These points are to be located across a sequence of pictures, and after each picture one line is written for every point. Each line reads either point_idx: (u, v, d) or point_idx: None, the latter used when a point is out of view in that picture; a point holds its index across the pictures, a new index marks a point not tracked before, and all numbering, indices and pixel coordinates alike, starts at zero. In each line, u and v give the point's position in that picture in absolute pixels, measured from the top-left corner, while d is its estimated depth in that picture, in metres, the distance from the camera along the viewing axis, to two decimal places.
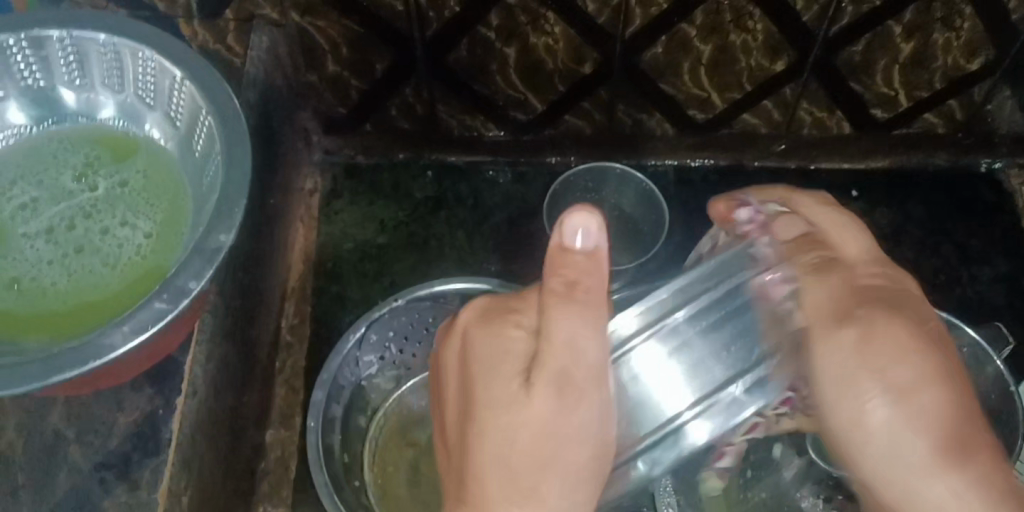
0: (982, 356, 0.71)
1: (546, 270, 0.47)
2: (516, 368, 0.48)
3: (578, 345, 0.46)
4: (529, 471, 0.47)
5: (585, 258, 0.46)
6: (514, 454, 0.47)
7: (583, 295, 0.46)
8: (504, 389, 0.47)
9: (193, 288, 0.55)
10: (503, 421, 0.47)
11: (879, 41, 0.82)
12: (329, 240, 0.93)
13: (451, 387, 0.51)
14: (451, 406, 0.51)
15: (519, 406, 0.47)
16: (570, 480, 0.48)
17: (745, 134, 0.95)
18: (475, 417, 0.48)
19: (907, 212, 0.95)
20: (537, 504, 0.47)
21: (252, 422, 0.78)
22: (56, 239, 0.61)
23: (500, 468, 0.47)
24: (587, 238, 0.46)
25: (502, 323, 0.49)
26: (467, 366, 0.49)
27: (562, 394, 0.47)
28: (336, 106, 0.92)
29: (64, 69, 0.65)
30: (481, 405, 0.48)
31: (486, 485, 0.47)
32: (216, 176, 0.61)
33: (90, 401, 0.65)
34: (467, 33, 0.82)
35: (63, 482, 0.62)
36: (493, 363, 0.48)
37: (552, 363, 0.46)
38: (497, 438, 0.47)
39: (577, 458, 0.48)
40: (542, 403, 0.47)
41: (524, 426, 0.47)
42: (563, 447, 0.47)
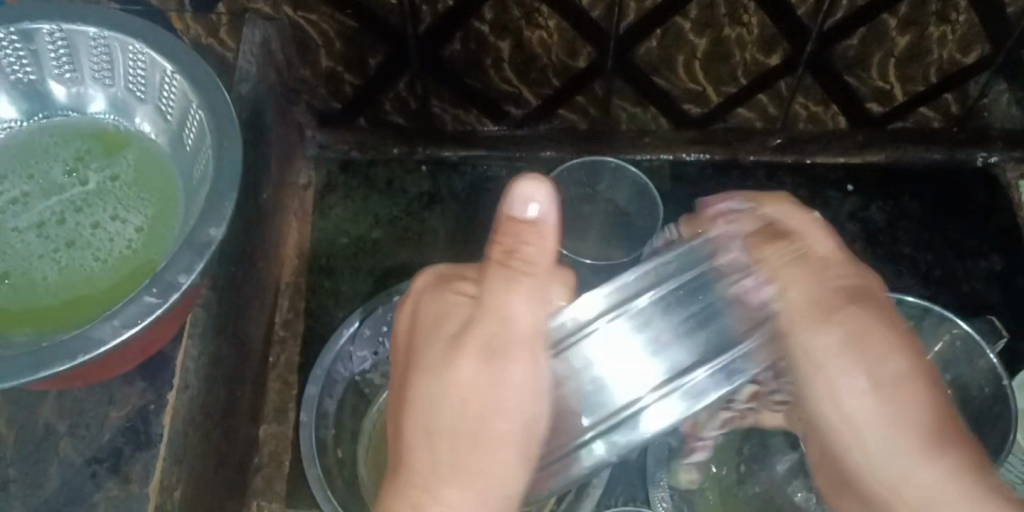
0: (976, 350, 0.70)
1: (492, 237, 0.47)
2: (452, 335, 0.51)
3: (506, 317, 0.49)
4: (454, 435, 0.50)
5: (530, 227, 0.46)
6: (443, 419, 0.50)
7: (520, 263, 0.47)
8: (439, 355, 0.50)
9: (183, 282, 0.55)
10: (434, 385, 0.50)
11: (874, 35, 0.82)
12: (323, 234, 0.93)
13: (401, 352, 0.55)
14: (397, 369, 0.55)
15: (449, 374, 0.50)
16: (499, 448, 0.50)
17: (740, 127, 0.95)
18: (412, 383, 0.51)
19: (903, 207, 0.95)
20: (466, 470, 0.50)
21: (245, 417, 0.78)
22: (47, 233, 0.61)
23: (428, 433, 0.50)
24: (535, 208, 0.45)
25: (447, 291, 0.52)
26: (415, 331, 0.53)
27: (490, 363, 0.49)
28: (330, 101, 0.92)
29: (54, 62, 0.65)
30: (418, 372, 0.51)
31: (414, 450, 0.51)
32: (206, 170, 0.60)
33: (82, 395, 0.65)
34: (460, 27, 0.82)
35: (54, 477, 0.62)
36: (433, 334, 0.51)
37: (480, 333, 0.49)
38: (429, 402, 0.50)
39: (502, 429, 0.50)
40: (469, 369, 0.50)
41: (451, 392, 0.50)
42: (491, 415, 0.50)
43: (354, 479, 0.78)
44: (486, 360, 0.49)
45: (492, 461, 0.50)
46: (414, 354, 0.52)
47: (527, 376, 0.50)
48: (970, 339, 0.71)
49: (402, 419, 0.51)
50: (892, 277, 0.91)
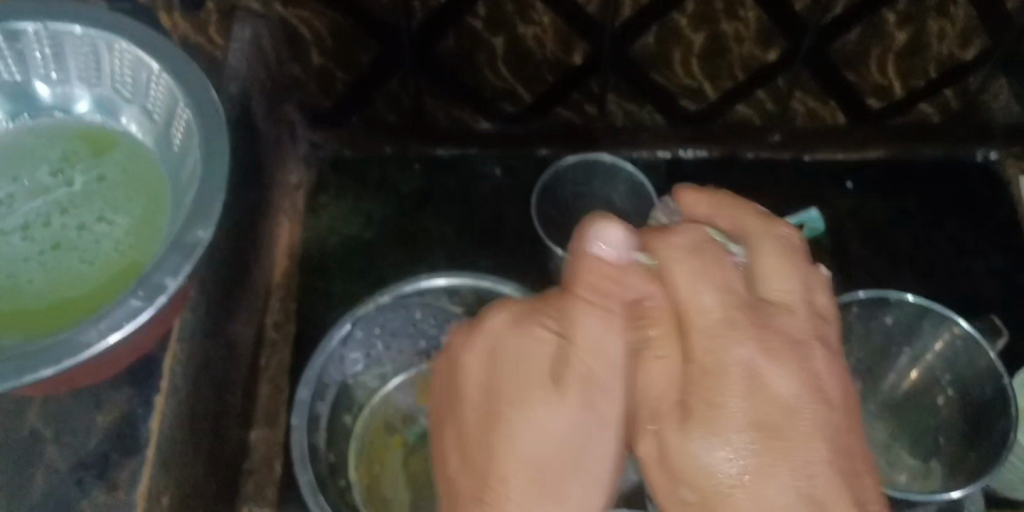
0: (977, 349, 0.69)
1: (573, 277, 0.46)
2: (545, 370, 0.45)
3: (604, 349, 0.44)
4: (553, 477, 0.43)
5: (615, 267, 0.45)
6: (537, 461, 0.43)
7: (603, 298, 0.45)
8: (536, 392, 0.44)
9: (170, 284, 0.53)
10: (532, 420, 0.43)
11: (872, 29, 0.81)
12: (315, 234, 0.92)
13: (470, 391, 0.46)
14: (466, 413, 0.46)
15: (552, 408, 0.43)
16: (595, 494, 0.43)
17: (737, 124, 0.93)
18: (501, 416, 0.44)
19: (902, 204, 0.94)
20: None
21: (236, 421, 0.77)
22: (32, 235, 0.60)
23: (528, 472, 0.42)
24: (612, 246, 0.45)
25: (530, 325, 0.46)
26: (494, 365, 0.46)
27: (590, 399, 0.44)
28: (322, 99, 0.91)
29: (39, 62, 0.64)
30: (510, 405, 0.44)
31: (506, 493, 0.42)
32: (193, 171, 0.59)
33: (67, 400, 0.63)
34: (453, 23, 0.81)
35: (38, 485, 0.60)
36: (519, 374, 0.45)
37: (582, 366, 0.44)
38: (524, 440, 0.43)
39: (595, 470, 0.44)
40: (570, 406, 0.43)
41: (551, 430, 0.43)
42: (591, 457, 0.43)
43: (347, 483, 0.76)
44: (584, 391, 0.44)
45: (585, 506, 0.43)
46: (495, 388, 0.45)
47: (617, 409, 0.44)
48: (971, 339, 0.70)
49: (491, 462, 0.43)
50: (892, 274, 0.90)
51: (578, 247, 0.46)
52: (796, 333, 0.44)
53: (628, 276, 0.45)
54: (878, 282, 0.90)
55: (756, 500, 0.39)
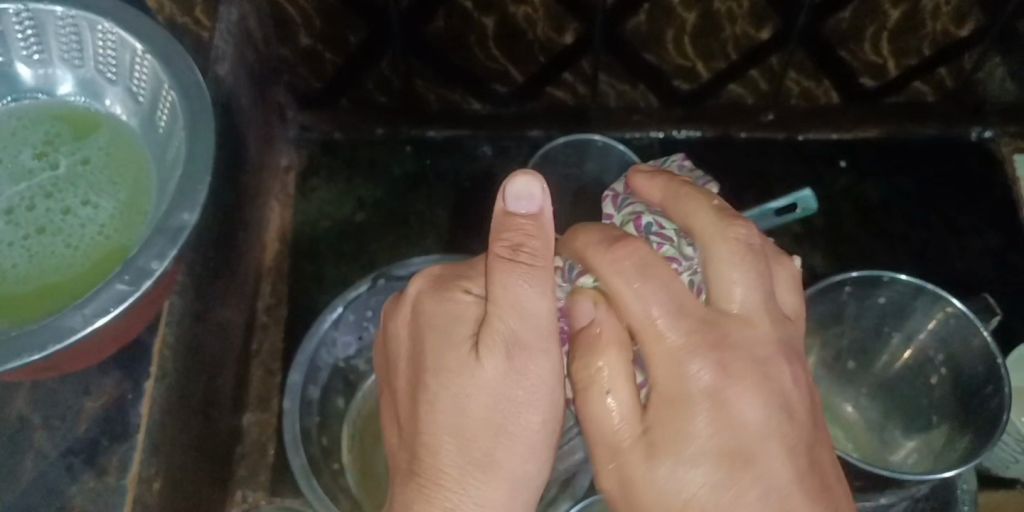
0: (970, 328, 0.69)
1: (492, 234, 0.47)
2: (465, 333, 0.47)
3: (523, 305, 0.45)
4: (479, 438, 0.46)
5: (530, 221, 0.46)
6: (464, 422, 0.46)
7: (527, 258, 0.46)
8: (455, 354, 0.46)
9: (156, 268, 0.53)
10: (452, 386, 0.46)
11: (867, 8, 0.80)
12: (306, 217, 0.91)
13: (403, 361, 0.50)
14: (404, 380, 0.50)
15: (470, 370, 0.46)
16: (522, 449, 0.47)
17: (731, 104, 0.93)
18: (425, 383, 0.47)
19: (896, 183, 0.93)
20: (492, 474, 0.46)
21: (227, 405, 0.77)
22: (15, 219, 0.59)
23: (452, 438, 0.46)
24: (529, 201, 0.46)
25: (452, 288, 0.49)
26: (418, 329, 0.48)
27: (511, 356, 0.46)
28: (311, 80, 0.90)
29: (21, 43, 0.63)
30: (431, 373, 0.47)
31: (441, 456, 0.46)
32: (179, 153, 0.58)
33: (56, 385, 0.63)
34: (442, 4, 0.80)
35: (29, 469, 0.59)
36: (443, 337, 0.47)
37: (500, 322, 0.45)
38: (446, 404, 0.46)
39: (526, 428, 0.47)
40: (490, 366, 0.46)
41: (476, 391, 0.46)
42: (517, 412, 0.46)
43: (339, 467, 0.76)
44: (510, 352, 0.46)
45: (521, 463, 0.47)
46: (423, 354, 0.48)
47: (547, 370, 0.47)
48: (964, 317, 0.69)
49: (423, 427, 0.47)
50: (886, 255, 0.90)
51: (495, 206, 0.47)
52: (777, 381, 0.46)
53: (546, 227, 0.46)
54: (872, 262, 0.90)
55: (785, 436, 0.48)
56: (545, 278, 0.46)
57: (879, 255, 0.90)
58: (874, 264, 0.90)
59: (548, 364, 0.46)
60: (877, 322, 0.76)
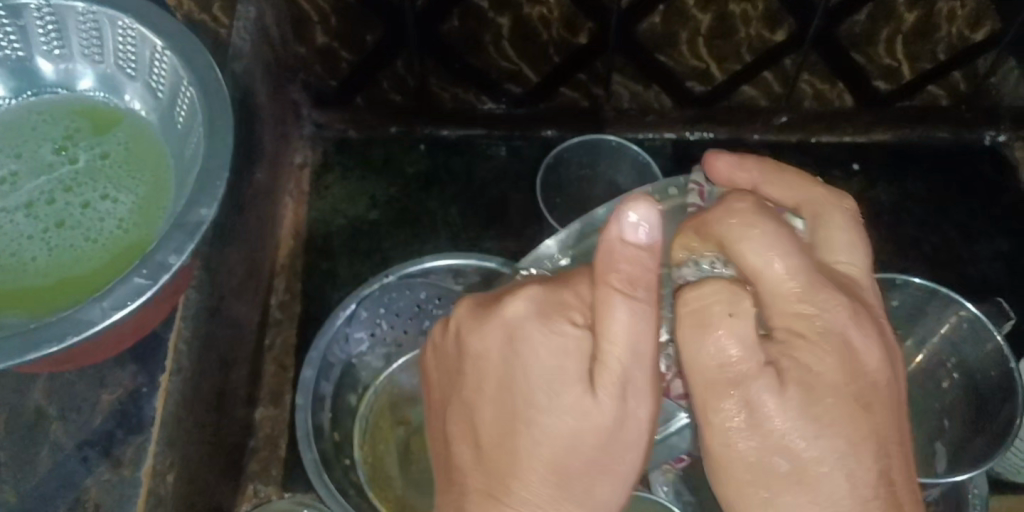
0: (983, 333, 0.69)
1: (598, 263, 0.44)
2: (576, 368, 0.45)
3: (641, 346, 0.44)
4: (580, 477, 0.45)
5: (643, 255, 0.43)
6: (568, 461, 0.45)
7: (642, 293, 0.43)
8: (569, 393, 0.45)
9: (174, 262, 0.53)
10: (561, 422, 0.45)
11: (882, 10, 0.80)
12: (319, 214, 0.92)
13: (487, 385, 0.47)
14: (485, 403, 0.47)
15: (585, 408, 0.44)
16: (616, 483, 0.46)
17: (744, 107, 0.93)
18: (524, 416, 0.45)
19: (908, 189, 0.93)
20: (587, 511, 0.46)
21: (240, 400, 0.77)
22: (36, 213, 0.59)
23: (551, 474, 0.45)
24: (643, 232, 0.43)
25: (556, 318, 0.46)
26: (516, 357, 0.46)
27: (625, 396, 0.44)
28: (326, 79, 0.90)
29: (43, 38, 0.63)
30: (537, 407, 0.45)
31: (534, 491, 0.45)
32: (197, 149, 0.59)
33: (73, 378, 0.63)
34: (457, 3, 0.80)
35: (45, 461, 0.60)
36: (552, 375, 0.45)
37: (621, 364, 0.44)
38: (548, 438, 0.45)
39: (621, 474, 0.46)
40: (605, 408, 0.44)
41: (583, 431, 0.45)
42: (619, 453, 0.46)
43: (350, 463, 0.77)
44: (625, 396, 0.44)
45: (606, 501, 0.46)
46: (522, 385, 0.45)
47: (650, 413, 0.46)
48: (976, 322, 0.69)
49: (520, 461, 0.45)
50: (899, 259, 0.90)
51: (605, 232, 0.44)
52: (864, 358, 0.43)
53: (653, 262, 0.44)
54: (883, 265, 0.89)
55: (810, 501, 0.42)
56: (650, 316, 0.43)
57: (892, 259, 0.90)
58: (885, 268, 0.89)
59: (649, 412, 0.45)
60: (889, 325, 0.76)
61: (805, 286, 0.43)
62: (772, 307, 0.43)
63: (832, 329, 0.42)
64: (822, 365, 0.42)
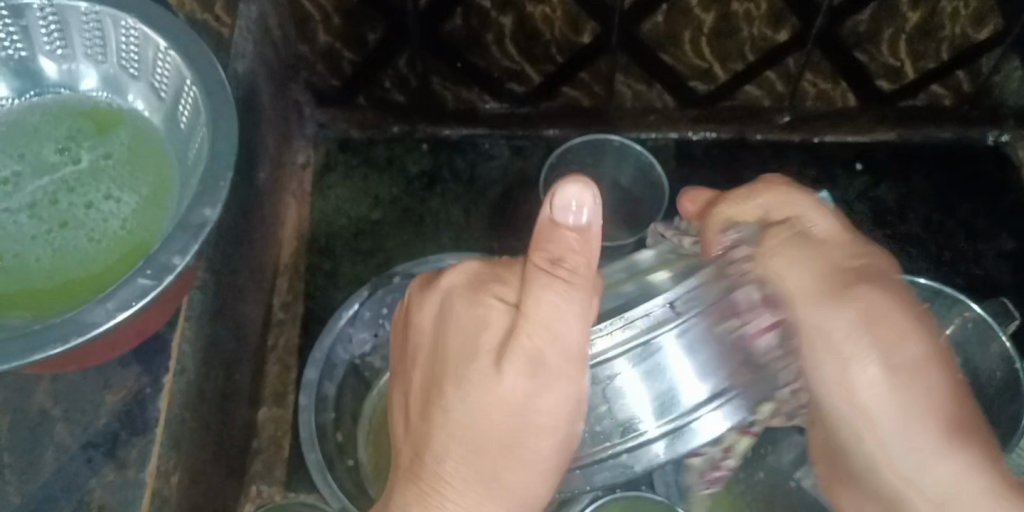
0: (989, 333, 0.69)
1: (532, 243, 0.43)
2: (492, 344, 0.45)
3: (560, 327, 0.43)
4: (491, 452, 0.46)
5: (577, 235, 0.42)
6: (474, 435, 0.45)
7: (567, 273, 0.42)
8: (479, 369, 0.45)
9: (178, 263, 0.53)
10: (470, 397, 0.45)
11: (886, 10, 0.80)
12: (322, 214, 0.92)
13: (423, 353, 0.49)
14: (421, 375, 0.49)
15: (492, 385, 0.44)
16: (531, 466, 0.47)
17: (747, 106, 0.93)
18: (441, 390, 0.46)
19: (911, 188, 0.93)
20: (498, 488, 0.46)
21: (243, 401, 0.77)
22: (39, 214, 0.59)
23: (460, 449, 0.46)
24: (576, 213, 0.41)
25: (482, 294, 0.45)
26: (444, 332, 0.46)
27: (534, 379, 0.44)
28: (328, 78, 0.90)
29: (45, 37, 0.63)
30: (452, 380, 0.45)
31: (445, 463, 0.46)
32: (201, 149, 0.59)
33: (77, 379, 0.63)
34: (460, 3, 0.80)
35: (49, 462, 0.60)
36: (469, 347, 0.45)
37: (525, 343, 0.43)
38: (455, 412, 0.45)
39: (538, 451, 0.47)
40: (515, 384, 0.44)
41: (493, 407, 0.45)
42: (531, 435, 0.46)
43: (353, 464, 0.77)
44: (531, 371, 0.44)
45: (524, 482, 0.47)
46: (446, 354, 0.46)
47: (565, 395, 0.45)
48: (982, 321, 0.69)
49: (435, 431, 0.46)
50: (903, 259, 0.89)
51: (540, 214, 0.42)
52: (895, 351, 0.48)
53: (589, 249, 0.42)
54: None
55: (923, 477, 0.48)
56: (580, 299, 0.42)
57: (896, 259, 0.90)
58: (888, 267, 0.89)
59: (565, 392, 0.45)
60: None
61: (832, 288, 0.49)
62: (799, 303, 0.49)
63: (865, 301, 0.49)
64: (897, 349, 0.48)
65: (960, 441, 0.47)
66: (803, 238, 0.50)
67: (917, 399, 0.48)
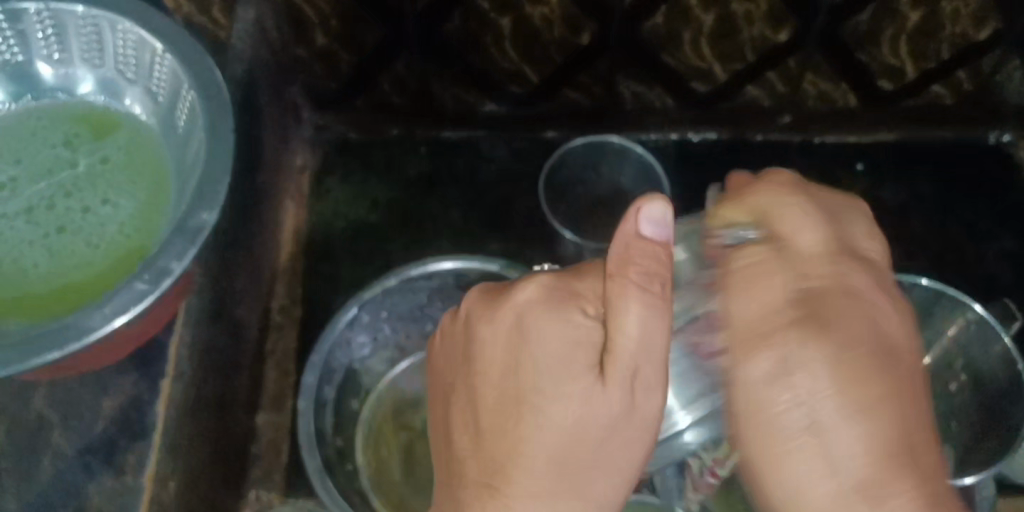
0: (991, 335, 0.69)
1: (611, 259, 0.43)
2: (585, 361, 0.44)
3: (652, 343, 0.43)
4: (581, 466, 0.44)
5: (654, 250, 0.43)
6: (564, 449, 0.43)
7: (643, 280, 0.42)
8: (574, 384, 0.43)
9: (175, 268, 0.53)
10: (555, 410, 0.43)
11: (885, 10, 0.80)
12: (320, 217, 0.91)
13: (493, 371, 0.46)
14: (487, 390, 0.45)
15: (590, 399, 0.43)
16: (615, 482, 0.45)
17: (748, 107, 0.92)
18: (526, 403, 0.44)
19: (914, 188, 0.93)
20: (581, 500, 0.44)
21: (242, 405, 0.77)
22: (36, 218, 0.59)
23: (547, 462, 0.43)
24: (656, 226, 0.43)
25: (568, 307, 0.45)
26: (524, 351, 0.45)
27: (631, 392, 0.43)
28: (326, 81, 0.90)
29: (41, 42, 0.63)
30: (536, 394, 0.44)
31: (528, 476, 0.43)
32: (198, 154, 0.58)
33: (74, 385, 0.63)
34: (459, 4, 0.80)
35: (46, 469, 0.60)
36: (557, 367, 0.44)
37: (629, 359, 0.43)
38: (551, 430, 0.43)
39: (621, 464, 0.45)
40: (609, 399, 0.43)
41: (570, 419, 0.43)
42: (612, 449, 0.44)
43: (353, 468, 0.76)
44: (615, 388, 0.43)
45: (603, 495, 0.44)
46: (532, 372, 0.44)
47: (655, 410, 0.44)
48: (984, 323, 0.69)
49: (513, 445, 0.44)
50: (904, 259, 0.89)
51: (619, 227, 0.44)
52: (880, 321, 0.44)
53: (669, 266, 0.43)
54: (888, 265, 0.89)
55: (847, 462, 0.40)
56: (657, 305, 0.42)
57: (897, 259, 0.89)
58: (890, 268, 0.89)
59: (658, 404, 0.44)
60: None
61: (832, 252, 0.45)
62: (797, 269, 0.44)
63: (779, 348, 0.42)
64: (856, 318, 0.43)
65: (886, 421, 0.41)
66: (767, 267, 0.44)
67: (854, 428, 0.41)
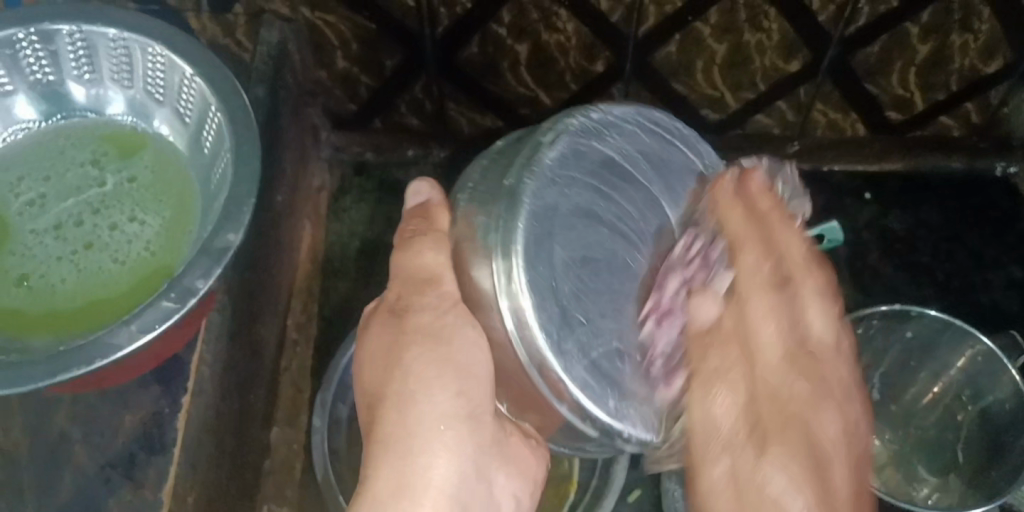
0: (1000, 369, 0.70)
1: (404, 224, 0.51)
2: (383, 321, 0.52)
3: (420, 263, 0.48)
4: (398, 397, 0.50)
5: (420, 210, 0.50)
6: (390, 382, 0.50)
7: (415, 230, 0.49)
8: (381, 329, 0.52)
9: (201, 287, 0.54)
10: (371, 358, 0.52)
11: (895, 43, 0.81)
12: (337, 238, 0.93)
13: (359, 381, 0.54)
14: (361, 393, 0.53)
15: (391, 340, 0.51)
16: (420, 407, 0.49)
17: (758, 134, 0.94)
18: (363, 376, 0.53)
19: (920, 216, 0.94)
20: (407, 411, 0.49)
21: (259, 422, 0.78)
22: (64, 235, 0.60)
23: (378, 407, 0.51)
24: (417, 194, 0.51)
25: (395, 314, 0.52)
26: (361, 347, 0.54)
27: (400, 324, 0.51)
28: (346, 103, 0.91)
29: (73, 63, 0.64)
30: (361, 366, 0.53)
31: (370, 426, 0.51)
32: (224, 174, 0.60)
33: (96, 402, 0.66)
34: (477, 30, 0.81)
35: (67, 484, 0.63)
36: (369, 330, 0.53)
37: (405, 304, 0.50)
38: (375, 368, 0.52)
39: (430, 393, 0.49)
40: (389, 334, 0.51)
41: (382, 351, 0.52)
42: (410, 375, 0.50)
43: None
44: (394, 350, 0.51)
45: (436, 414, 0.48)
46: (363, 362, 0.53)
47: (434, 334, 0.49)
48: (991, 355, 0.70)
49: (365, 416, 0.52)
50: (911, 288, 0.91)
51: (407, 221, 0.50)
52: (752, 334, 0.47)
53: (441, 217, 0.49)
54: (895, 294, 0.91)
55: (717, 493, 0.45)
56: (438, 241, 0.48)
57: (904, 287, 0.91)
58: (897, 298, 0.90)
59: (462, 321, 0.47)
60: (903, 355, 0.77)
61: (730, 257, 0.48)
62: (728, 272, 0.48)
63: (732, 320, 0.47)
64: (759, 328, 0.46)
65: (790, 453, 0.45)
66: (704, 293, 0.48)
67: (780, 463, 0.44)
